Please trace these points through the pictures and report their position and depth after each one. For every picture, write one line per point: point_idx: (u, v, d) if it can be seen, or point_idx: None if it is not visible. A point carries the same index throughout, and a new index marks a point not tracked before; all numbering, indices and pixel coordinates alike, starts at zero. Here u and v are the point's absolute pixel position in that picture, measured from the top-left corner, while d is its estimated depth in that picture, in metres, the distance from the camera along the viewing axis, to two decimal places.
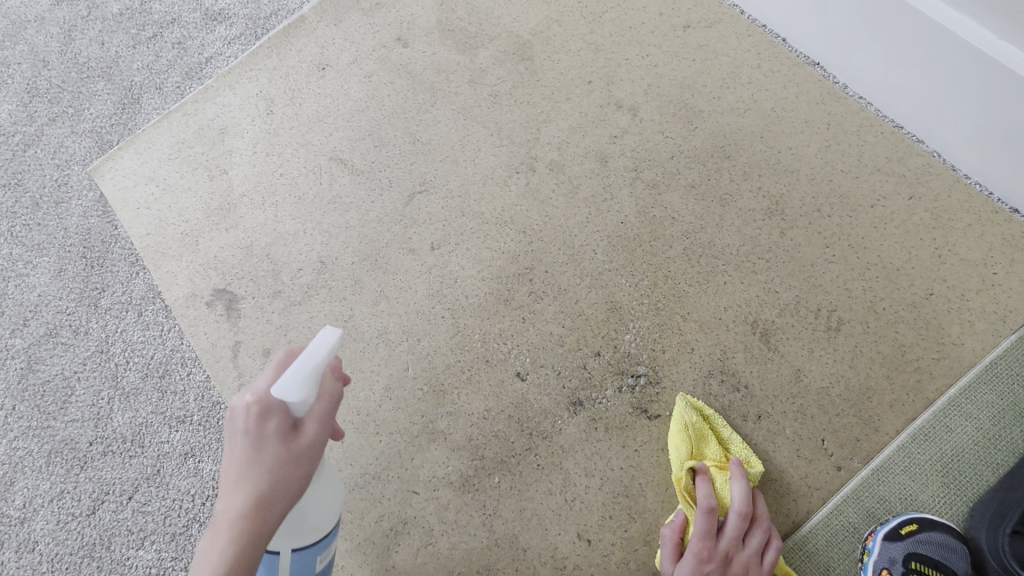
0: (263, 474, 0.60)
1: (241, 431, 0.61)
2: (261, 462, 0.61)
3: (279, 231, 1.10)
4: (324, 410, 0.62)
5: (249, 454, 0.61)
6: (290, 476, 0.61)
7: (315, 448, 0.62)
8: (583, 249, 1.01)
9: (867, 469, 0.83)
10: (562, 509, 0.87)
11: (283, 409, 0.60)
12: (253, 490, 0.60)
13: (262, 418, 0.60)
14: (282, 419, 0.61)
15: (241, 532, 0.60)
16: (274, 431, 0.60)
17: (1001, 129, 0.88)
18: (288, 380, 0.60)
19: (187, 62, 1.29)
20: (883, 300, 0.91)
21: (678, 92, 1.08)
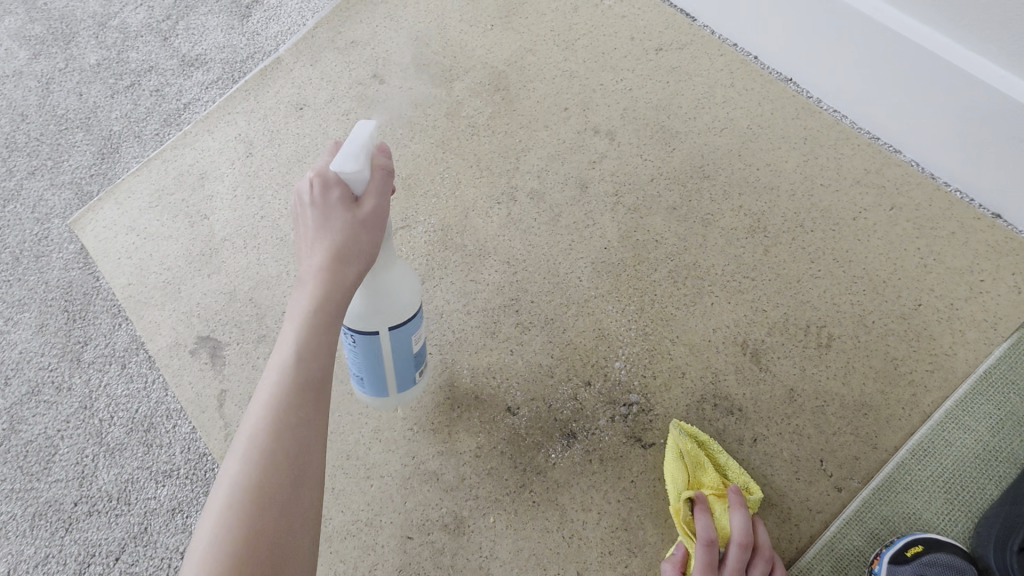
0: (334, 238, 0.63)
1: (309, 206, 0.64)
2: (333, 225, 0.63)
3: (262, 274, 1.09)
4: (380, 182, 0.65)
5: (320, 222, 0.63)
6: (362, 238, 0.64)
7: (379, 215, 0.65)
8: (568, 276, 1.00)
9: (868, 488, 0.81)
10: (559, 547, 0.85)
11: (344, 179, 0.63)
12: (326, 251, 0.63)
13: (326, 188, 0.63)
14: (345, 188, 0.63)
15: (324, 287, 0.63)
16: (339, 198, 0.63)
17: (986, 138, 0.88)
18: (345, 150, 0.63)
19: (164, 108, 1.29)
20: (872, 313, 0.90)
21: (654, 114, 1.08)
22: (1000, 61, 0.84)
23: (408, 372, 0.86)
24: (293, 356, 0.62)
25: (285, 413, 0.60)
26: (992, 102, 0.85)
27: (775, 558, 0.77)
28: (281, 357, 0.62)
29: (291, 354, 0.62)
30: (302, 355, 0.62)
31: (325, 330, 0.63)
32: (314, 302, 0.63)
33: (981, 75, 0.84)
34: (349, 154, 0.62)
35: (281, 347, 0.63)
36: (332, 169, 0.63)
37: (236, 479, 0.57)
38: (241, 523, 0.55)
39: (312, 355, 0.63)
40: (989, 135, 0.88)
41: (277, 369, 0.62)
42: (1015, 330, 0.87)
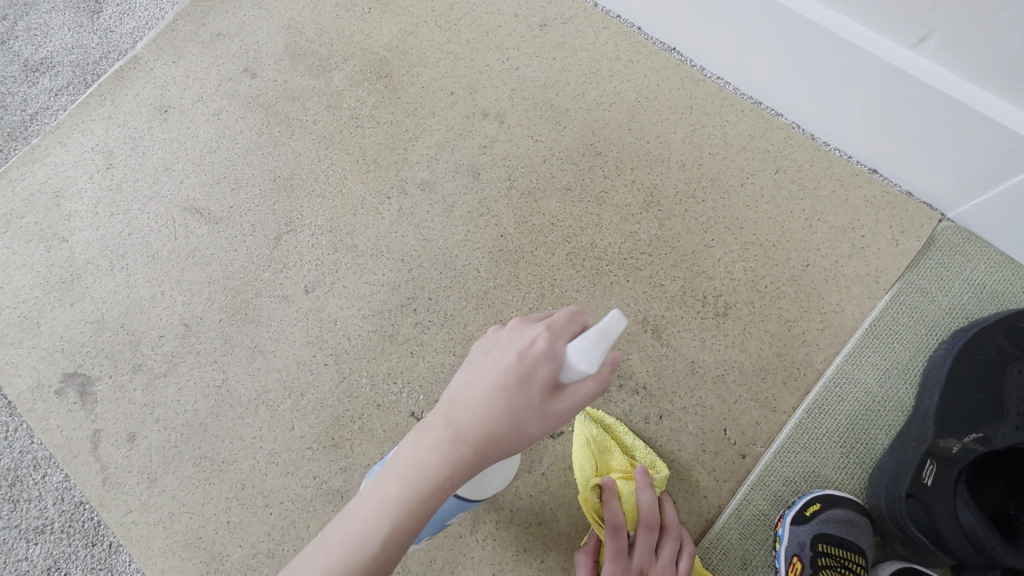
0: (499, 419, 0.52)
1: (508, 354, 0.53)
2: (511, 401, 0.51)
3: (133, 297, 0.99)
4: (593, 390, 0.52)
5: (502, 386, 0.52)
6: (525, 435, 0.52)
7: (563, 418, 0.52)
8: (465, 269, 0.96)
9: (769, 452, 0.82)
10: (474, 552, 0.82)
11: (560, 364, 0.50)
12: (489, 423, 0.52)
13: (525, 363, 0.51)
14: (548, 377, 0.51)
15: (461, 456, 0.52)
16: (541, 377, 0.51)
17: (858, 97, 0.86)
18: (585, 342, 0.49)
19: (8, 121, 1.15)
20: (765, 277, 0.90)
21: (542, 93, 1.04)
22: (855, 14, 0.80)
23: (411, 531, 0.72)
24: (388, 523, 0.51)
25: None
26: (850, 60, 0.82)
27: (683, 535, 0.77)
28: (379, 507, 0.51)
29: (390, 519, 0.51)
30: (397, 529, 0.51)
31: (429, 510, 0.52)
32: (441, 469, 0.52)
33: (837, 32, 0.81)
34: (588, 349, 0.49)
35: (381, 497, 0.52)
36: (563, 348, 0.50)
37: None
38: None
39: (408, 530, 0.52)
40: (860, 94, 0.85)
41: (371, 535, 0.51)
42: (896, 281, 0.89)
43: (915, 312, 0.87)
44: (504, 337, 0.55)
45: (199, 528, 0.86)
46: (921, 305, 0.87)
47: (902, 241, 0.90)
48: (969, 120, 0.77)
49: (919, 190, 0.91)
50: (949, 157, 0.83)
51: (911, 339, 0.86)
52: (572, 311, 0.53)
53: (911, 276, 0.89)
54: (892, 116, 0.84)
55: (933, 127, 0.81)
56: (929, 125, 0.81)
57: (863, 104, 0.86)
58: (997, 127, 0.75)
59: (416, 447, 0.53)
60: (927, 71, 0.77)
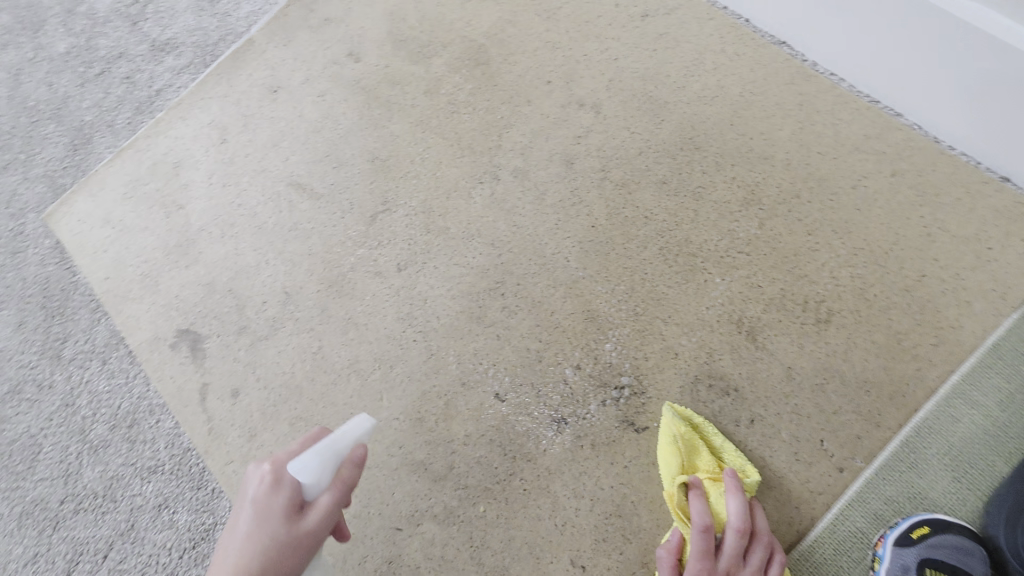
0: (273, 535, 0.67)
1: (253, 498, 0.68)
2: (265, 533, 0.67)
3: (240, 264, 1.06)
4: (335, 496, 0.69)
5: (253, 527, 0.67)
6: (286, 557, 0.66)
7: (317, 521, 0.69)
8: (555, 257, 0.96)
9: (871, 468, 0.78)
10: (553, 536, 0.83)
11: (296, 486, 0.69)
12: (252, 560, 0.65)
13: (275, 487, 0.68)
14: (298, 488, 0.69)
15: None
16: (283, 504, 0.68)
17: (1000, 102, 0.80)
18: (303, 460, 0.70)
19: (137, 96, 1.25)
20: (873, 286, 0.86)
21: (641, 84, 1.03)
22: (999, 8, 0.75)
23: None
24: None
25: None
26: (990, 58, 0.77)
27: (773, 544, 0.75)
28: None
29: None
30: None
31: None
32: None
33: (989, 31, 0.75)
34: (308, 462, 0.69)
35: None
36: (288, 474, 0.69)
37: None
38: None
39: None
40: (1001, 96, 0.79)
41: None
42: None
43: None
44: (245, 491, 0.70)
45: None
46: None
47: None
48: None
49: None
50: None
51: None
52: (299, 443, 0.73)
53: None
54: None
55: None
56: None
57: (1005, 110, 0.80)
58: None
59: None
60: None
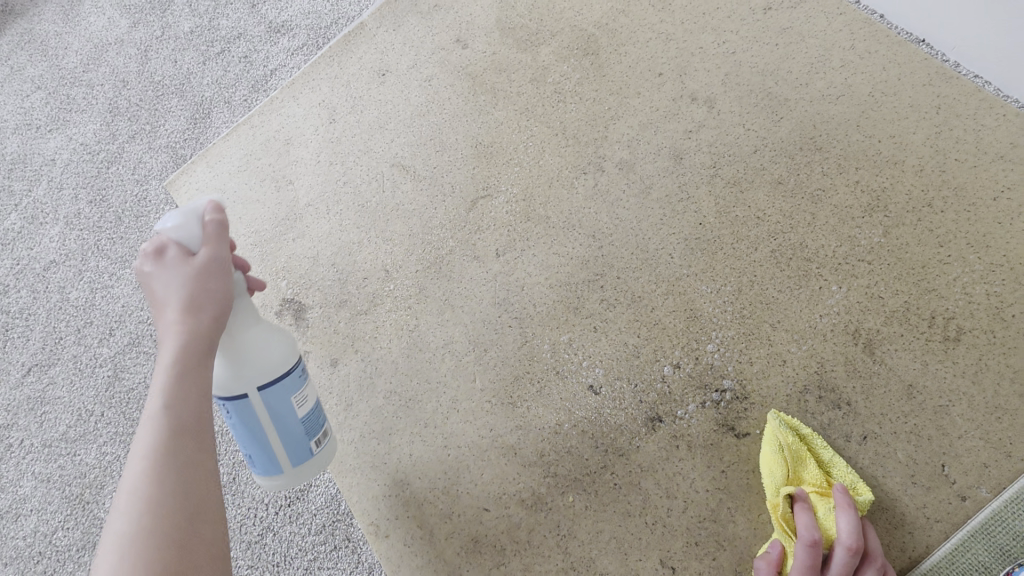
0: (179, 295, 0.62)
1: (148, 272, 0.64)
2: (177, 280, 0.63)
3: (344, 240, 1.10)
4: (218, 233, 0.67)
5: (164, 286, 0.63)
6: (209, 286, 0.64)
7: (216, 265, 0.65)
8: (658, 252, 0.94)
9: (999, 500, 0.73)
10: (642, 533, 0.81)
11: (167, 241, 0.65)
12: (176, 303, 0.62)
13: (160, 256, 0.64)
14: (179, 250, 0.64)
15: (177, 342, 0.61)
16: (174, 254, 0.64)
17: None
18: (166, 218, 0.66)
19: (253, 75, 1.31)
20: (1012, 306, 0.80)
21: (759, 80, 0.99)
22: None
23: (302, 447, 0.75)
24: (168, 404, 0.59)
25: (168, 461, 0.57)
26: None
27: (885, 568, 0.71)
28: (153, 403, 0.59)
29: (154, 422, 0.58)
30: (175, 398, 0.59)
31: (198, 368, 0.61)
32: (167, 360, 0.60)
33: None
34: (172, 216, 0.66)
35: (153, 397, 0.59)
36: (161, 235, 0.65)
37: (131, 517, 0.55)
38: (163, 547, 0.54)
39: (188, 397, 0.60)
40: None
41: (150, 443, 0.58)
42: None
43: None
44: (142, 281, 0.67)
45: (385, 454, 0.94)
46: None
47: None
48: None
49: None
50: None
51: None
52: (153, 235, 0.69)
53: None
54: None
55: None
56: None
57: None
58: None
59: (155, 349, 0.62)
60: None
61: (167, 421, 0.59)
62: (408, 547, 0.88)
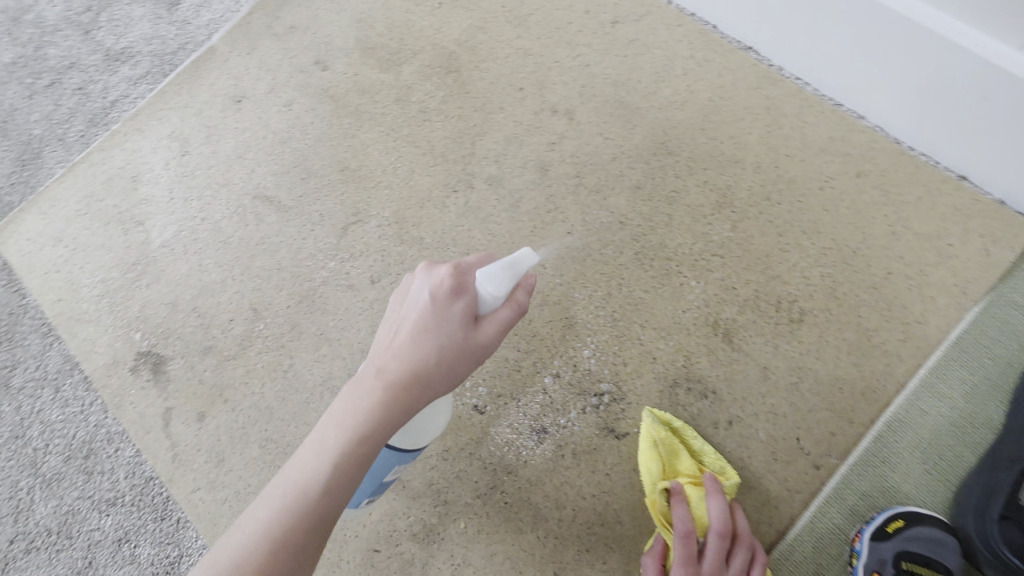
0: (422, 355, 0.59)
1: (431, 297, 0.60)
2: (438, 338, 0.59)
3: (205, 281, 1.01)
4: (508, 316, 0.60)
5: (425, 332, 0.59)
6: (451, 365, 0.60)
7: (487, 350, 0.61)
8: (531, 265, 0.95)
9: (845, 464, 0.80)
10: (536, 548, 0.81)
11: (475, 298, 0.59)
12: (416, 360, 0.59)
13: (437, 294, 0.60)
14: (467, 310, 0.59)
15: (382, 398, 0.59)
16: (459, 311, 0.59)
17: (962, 102, 0.81)
18: (490, 268, 0.59)
19: (90, 107, 1.18)
20: (843, 284, 0.87)
21: (613, 91, 1.03)
22: (1003, 37, 0.75)
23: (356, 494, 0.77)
24: (345, 457, 0.57)
25: (316, 505, 0.56)
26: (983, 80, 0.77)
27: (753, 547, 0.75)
28: (327, 465, 0.57)
29: (329, 461, 0.57)
30: (349, 456, 0.57)
31: (381, 437, 0.59)
32: (369, 409, 0.58)
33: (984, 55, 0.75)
34: (496, 272, 0.58)
35: (337, 431, 0.58)
36: (474, 278, 0.59)
37: (245, 555, 0.54)
38: None
39: (365, 456, 0.58)
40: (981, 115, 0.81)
41: (316, 478, 0.56)
42: (985, 293, 0.84)
43: (1007, 327, 0.82)
44: (405, 297, 0.63)
45: None
46: (1014, 319, 0.82)
47: (993, 252, 0.85)
48: None
49: None
50: None
51: (1003, 355, 0.81)
52: (480, 256, 0.63)
53: (1003, 289, 0.84)
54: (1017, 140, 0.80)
55: None
56: None
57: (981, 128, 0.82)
58: None
59: (359, 379, 0.60)
60: None
61: (338, 468, 0.57)
62: None
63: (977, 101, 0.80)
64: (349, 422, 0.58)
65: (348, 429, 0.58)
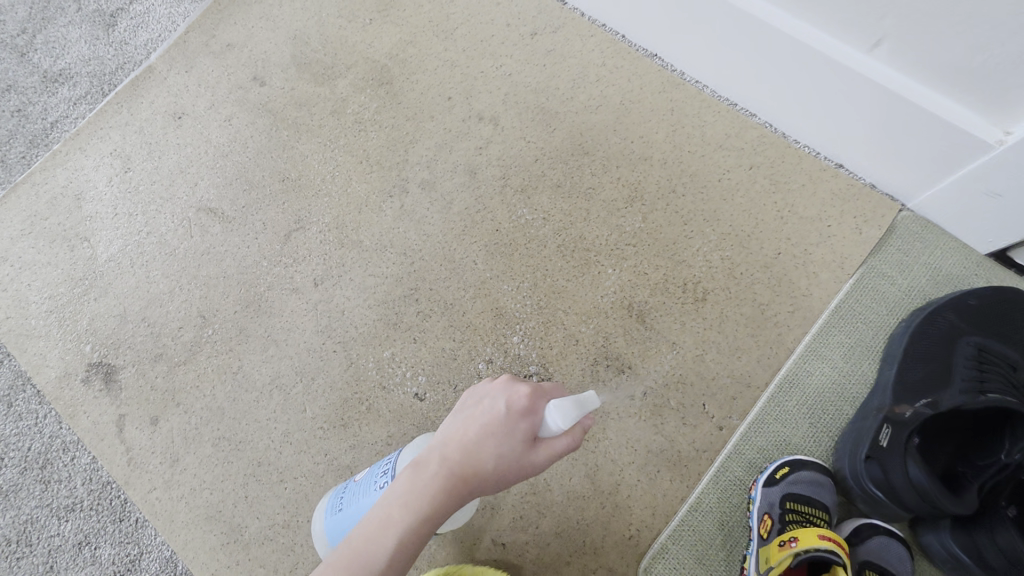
0: (482, 463, 0.65)
1: (504, 408, 0.65)
2: (501, 451, 0.64)
3: (153, 292, 1.06)
4: (565, 446, 0.64)
5: (490, 442, 0.65)
6: (506, 476, 0.65)
7: (535, 473, 0.66)
8: (463, 261, 1.03)
9: (745, 423, 0.90)
10: (475, 519, 0.89)
11: (540, 423, 0.63)
12: (476, 464, 0.65)
13: (510, 412, 0.65)
14: (530, 435, 0.64)
15: (441, 493, 0.65)
16: (523, 431, 0.64)
17: (822, 97, 0.94)
18: (561, 405, 0.62)
19: (30, 129, 1.21)
20: (740, 265, 0.98)
21: (534, 97, 1.12)
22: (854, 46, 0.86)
23: None
24: (401, 540, 0.63)
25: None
26: (843, 81, 0.89)
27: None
28: (384, 541, 0.63)
29: (386, 539, 0.63)
30: (405, 538, 0.63)
31: (433, 525, 0.65)
32: (427, 499, 0.65)
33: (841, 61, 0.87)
34: (565, 406, 0.62)
35: (399, 512, 0.64)
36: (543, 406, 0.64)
37: None
38: None
39: (414, 541, 0.64)
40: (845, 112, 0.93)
41: (372, 551, 0.63)
42: (859, 266, 0.96)
43: (877, 294, 0.94)
44: (480, 396, 0.69)
45: (219, 502, 0.92)
46: (883, 288, 0.94)
47: (865, 230, 0.97)
48: (925, 117, 0.84)
49: (895, 192, 0.98)
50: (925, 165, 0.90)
51: (874, 319, 0.93)
52: (559, 379, 0.67)
53: (874, 262, 0.96)
54: (873, 131, 0.92)
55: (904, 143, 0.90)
56: (911, 142, 0.89)
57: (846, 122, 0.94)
58: (951, 126, 0.82)
59: (425, 467, 0.66)
60: (885, 75, 0.85)
61: (391, 548, 0.63)
62: None
63: (832, 95, 0.92)
64: (411, 509, 0.64)
65: (406, 514, 0.64)
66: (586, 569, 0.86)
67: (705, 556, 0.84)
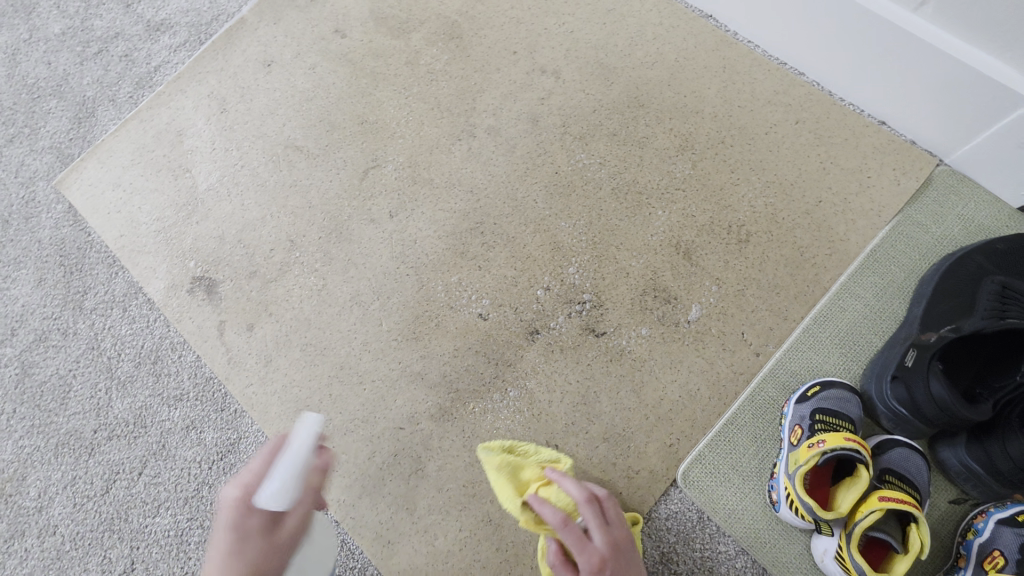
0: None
1: (230, 521, 0.67)
2: (248, 552, 0.65)
3: (247, 218, 1.19)
4: (302, 511, 0.69)
5: (230, 550, 0.65)
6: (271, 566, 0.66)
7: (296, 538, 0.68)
8: (525, 199, 1.13)
9: (780, 350, 0.99)
10: (531, 424, 1.00)
11: (264, 509, 0.67)
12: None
13: (244, 511, 0.67)
14: (271, 518, 0.67)
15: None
16: (257, 521, 0.67)
17: (872, 58, 1.01)
18: (277, 474, 0.67)
19: (136, 72, 1.34)
20: (783, 211, 1.06)
21: (594, 54, 1.20)
22: (904, 5, 0.93)
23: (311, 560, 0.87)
24: None
25: None
26: (891, 39, 0.96)
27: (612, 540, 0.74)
28: None
29: None
30: None
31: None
32: None
33: (890, 20, 0.94)
34: (278, 477, 0.67)
35: None
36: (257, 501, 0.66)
37: None
38: None
39: None
40: (890, 70, 1.00)
41: None
42: (895, 215, 1.03)
43: (911, 240, 1.01)
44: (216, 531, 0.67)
45: (307, 398, 1.06)
46: (917, 235, 1.01)
47: (903, 182, 1.04)
48: (967, 74, 0.91)
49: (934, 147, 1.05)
50: (964, 121, 0.97)
51: (907, 263, 1.00)
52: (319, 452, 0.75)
53: (910, 211, 1.03)
54: (916, 89, 0.99)
55: (945, 100, 0.97)
56: (951, 100, 0.96)
57: (891, 80, 1.01)
58: (992, 81, 0.89)
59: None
60: (932, 34, 0.92)
61: None
62: (336, 472, 1.01)
63: (881, 56, 0.99)
64: None
65: None
66: (630, 470, 0.96)
67: (739, 463, 0.94)
